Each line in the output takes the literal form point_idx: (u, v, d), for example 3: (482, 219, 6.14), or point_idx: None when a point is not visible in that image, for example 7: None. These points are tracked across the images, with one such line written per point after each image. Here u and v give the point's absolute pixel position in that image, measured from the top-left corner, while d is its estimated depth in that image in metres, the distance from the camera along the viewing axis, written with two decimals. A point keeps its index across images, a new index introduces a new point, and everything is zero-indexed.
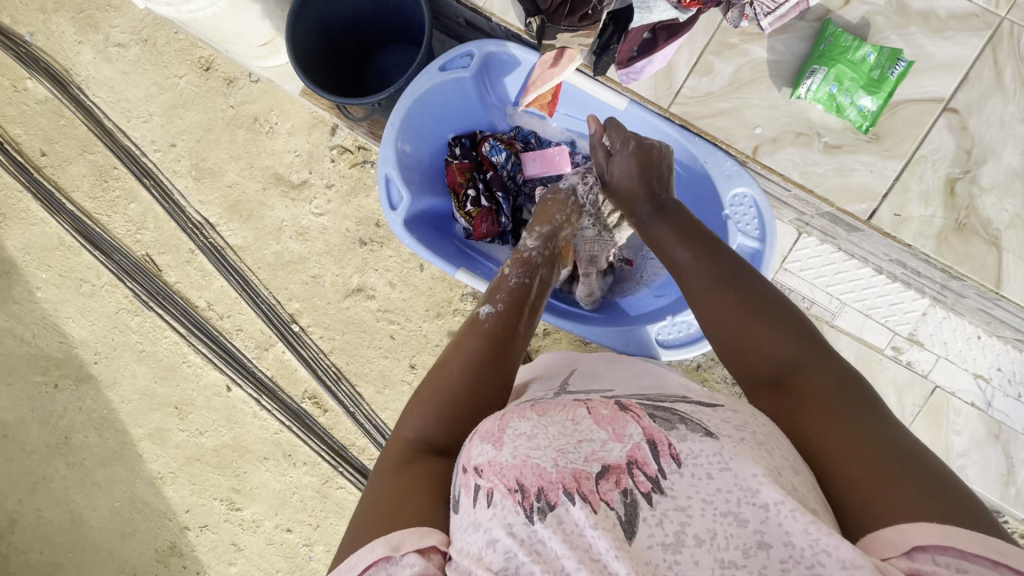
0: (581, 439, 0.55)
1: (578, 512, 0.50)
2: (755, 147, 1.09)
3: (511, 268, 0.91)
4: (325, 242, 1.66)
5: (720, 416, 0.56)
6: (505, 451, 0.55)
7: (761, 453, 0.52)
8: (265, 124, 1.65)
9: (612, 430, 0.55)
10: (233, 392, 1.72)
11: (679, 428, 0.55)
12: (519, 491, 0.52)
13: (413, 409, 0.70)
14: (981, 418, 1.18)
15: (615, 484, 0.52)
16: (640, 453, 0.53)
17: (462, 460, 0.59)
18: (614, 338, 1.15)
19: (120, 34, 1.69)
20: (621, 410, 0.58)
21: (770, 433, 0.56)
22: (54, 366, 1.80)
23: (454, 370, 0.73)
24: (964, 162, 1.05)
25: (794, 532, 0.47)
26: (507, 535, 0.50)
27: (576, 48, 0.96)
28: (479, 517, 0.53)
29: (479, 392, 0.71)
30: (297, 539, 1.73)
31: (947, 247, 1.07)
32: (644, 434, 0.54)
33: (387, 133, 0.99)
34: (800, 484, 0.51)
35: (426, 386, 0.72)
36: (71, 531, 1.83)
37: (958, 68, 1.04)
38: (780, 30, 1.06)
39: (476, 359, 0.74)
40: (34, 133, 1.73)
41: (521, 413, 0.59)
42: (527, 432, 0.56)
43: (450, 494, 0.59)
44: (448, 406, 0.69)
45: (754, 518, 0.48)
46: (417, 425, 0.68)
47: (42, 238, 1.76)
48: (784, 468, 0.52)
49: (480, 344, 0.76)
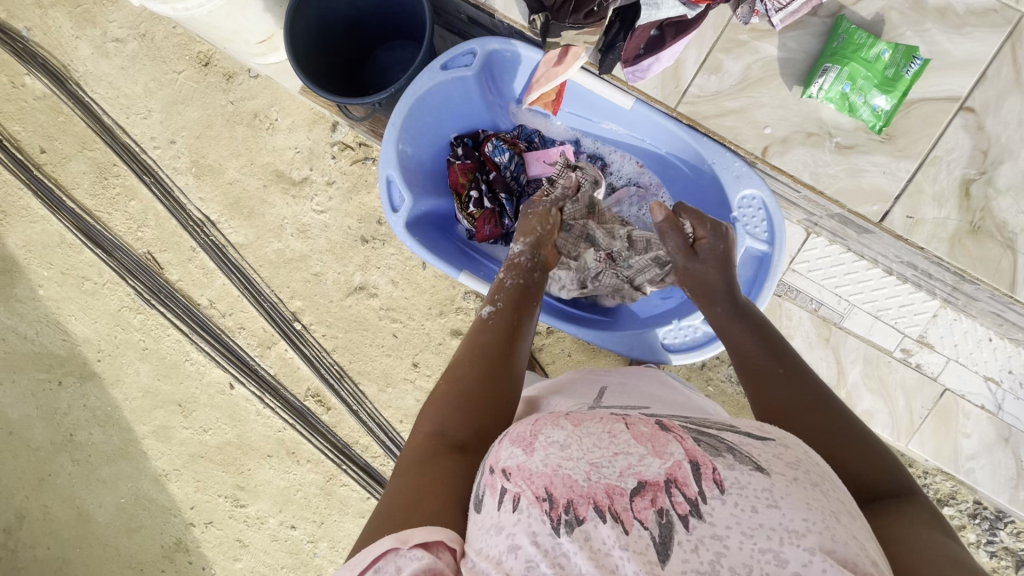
0: (617, 452, 0.54)
1: (607, 529, 0.49)
2: (765, 147, 1.07)
3: (505, 272, 0.89)
4: (327, 240, 1.64)
5: (772, 451, 0.54)
6: (537, 458, 0.55)
7: (816, 495, 0.50)
8: (265, 120, 1.63)
9: (652, 446, 0.55)
10: (236, 390, 1.72)
11: (725, 457, 0.53)
12: (548, 501, 0.51)
13: (431, 402, 0.71)
14: (991, 421, 1.16)
15: (650, 502, 0.50)
16: (680, 472, 0.52)
17: (490, 462, 0.59)
18: (619, 344, 1.12)
19: (117, 29, 1.67)
20: (663, 429, 0.57)
21: (825, 475, 0.54)
22: (58, 363, 1.80)
23: (467, 361, 0.75)
24: (980, 163, 1.03)
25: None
26: (531, 543, 0.49)
27: (582, 46, 0.90)
28: (503, 522, 0.52)
29: (490, 381, 0.72)
30: (301, 536, 1.74)
31: (961, 249, 1.04)
32: (686, 454, 0.53)
33: (388, 133, 0.97)
34: (858, 530, 0.49)
35: (441, 380, 0.74)
36: (77, 526, 1.84)
37: (975, 66, 1.01)
38: (791, 27, 1.03)
39: (485, 351, 0.76)
40: (33, 130, 1.72)
41: (556, 422, 0.59)
42: (560, 441, 0.56)
43: (473, 493, 0.59)
44: (458, 394, 0.70)
45: (796, 560, 0.45)
46: (435, 419, 0.68)
47: (44, 235, 1.75)
48: (841, 514, 0.49)
49: (491, 340, 0.78)
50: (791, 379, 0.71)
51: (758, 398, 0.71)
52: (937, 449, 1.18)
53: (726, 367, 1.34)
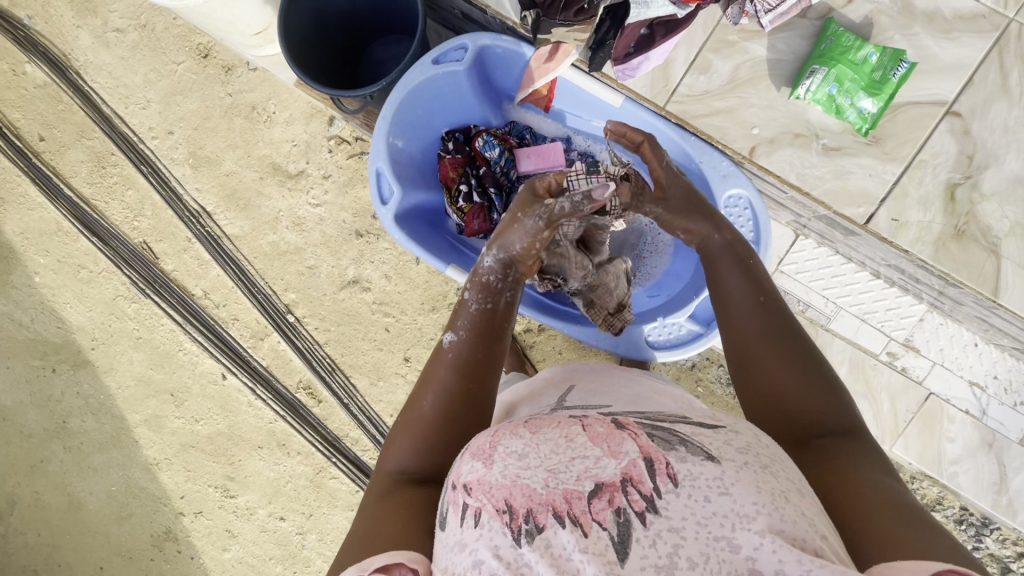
0: (574, 457, 0.54)
1: (566, 535, 0.50)
2: (752, 148, 1.07)
3: (470, 293, 0.81)
4: (321, 233, 1.65)
5: (722, 438, 0.55)
6: (495, 470, 0.55)
7: (766, 477, 0.52)
8: (263, 113, 1.64)
9: (607, 446, 0.55)
10: (228, 381, 1.73)
11: (677, 450, 0.53)
12: (508, 513, 0.51)
13: (395, 438, 0.72)
14: (975, 426, 1.17)
15: (608, 503, 0.51)
16: (635, 471, 0.52)
17: (452, 477, 0.59)
18: (605, 339, 1.13)
19: (118, 20, 1.68)
20: (618, 428, 0.57)
21: (776, 455, 0.55)
22: (52, 351, 1.81)
23: (427, 404, 0.72)
24: (966, 167, 1.03)
25: (787, 560, 0.45)
26: (494, 557, 0.50)
27: (572, 43, 0.93)
28: (466, 537, 0.52)
29: (452, 422, 0.70)
30: (290, 527, 1.75)
31: (946, 254, 1.06)
32: (640, 451, 0.53)
33: (379, 128, 0.98)
34: (807, 507, 0.51)
35: (403, 422, 0.73)
36: (68, 513, 1.85)
37: (963, 71, 1.01)
38: (781, 28, 1.03)
39: (445, 391, 0.72)
40: (33, 118, 1.73)
41: (514, 430, 0.59)
42: (518, 451, 0.56)
43: (439, 511, 0.59)
44: (421, 437, 0.69)
45: (747, 544, 0.47)
46: (398, 457, 0.69)
47: (41, 223, 1.76)
48: (790, 493, 0.51)
49: (451, 376, 0.73)
50: (766, 314, 0.73)
51: (732, 328, 0.74)
52: (921, 454, 1.19)
53: (715, 368, 1.34)
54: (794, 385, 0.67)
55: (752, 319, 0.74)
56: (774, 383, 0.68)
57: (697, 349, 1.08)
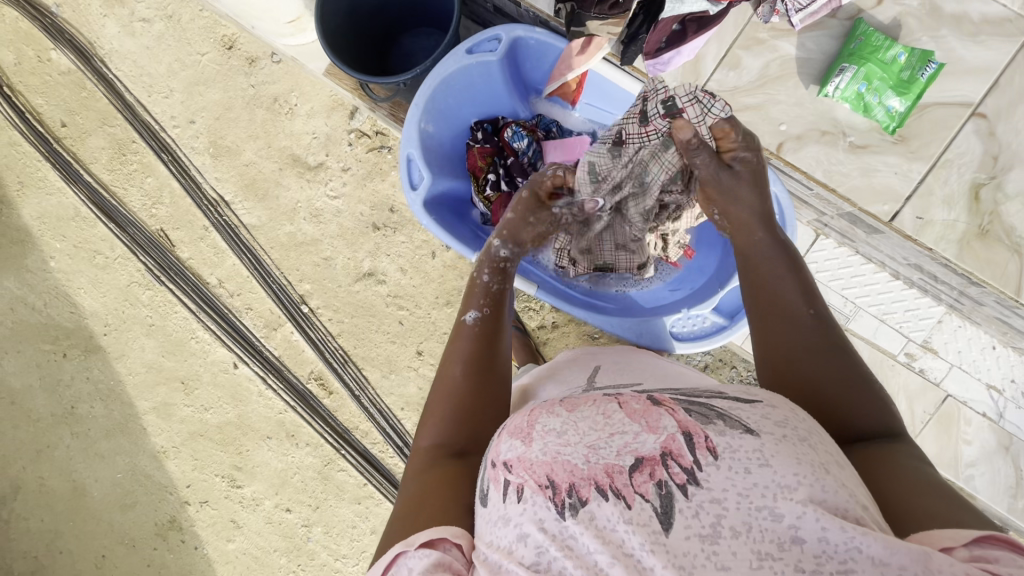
0: (612, 433, 0.55)
1: (610, 508, 0.50)
2: (779, 144, 1.08)
3: (484, 271, 0.89)
4: (338, 225, 1.66)
5: (760, 412, 0.55)
6: (535, 447, 0.56)
7: (804, 449, 0.52)
8: (285, 105, 1.66)
9: (646, 421, 0.55)
10: (239, 370, 1.73)
11: (716, 424, 0.54)
12: (551, 488, 0.53)
13: (426, 418, 0.74)
14: (992, 429, 1.17)
15: (650, 475, 0.51)
16: (674, 444, 0.52)
17: (491, 454, 0.60)
18: (628, 328, 1.15)
19: (145, 10, 1.70)
20: (655, 404, 0.58)
21: (813, 429, 0.56)
22: (64, 335, 1.81)
23: (457, 373, 0.75)
24: (990, 167, 1.04)
25: (830, 528, 0.46)
26: (539, 530, 0.51)
27: (605, 36, 0.96)
28: (510, 512, 0.54)
29: (482, 392, 0.73)
30: (296, 519, 1.74)
31: (969, 253, 1.06)
32: (679, 426, 0.54)
33: (412, 114, 1.00)
34: (847, 478, 0.51)
35: (432, 395, 0.75)
36: (72, 500, 1.84)
37: (989, 74, 1.03)
38: (811, 27, 1.05)
39: (474, 361, 0.76)
40: (56, 105, 1.75)
41: (550, 409, 0.60)
42: (556, 429, 0.57)
43: (478, 487, 0.60)
44: (455, 406, 0.72)
45: (790, 513, 0.47)
46: (433, 432, 0.71)
47: (59, 208, 1.77)
48: (831, 464, 0.51)
49: (470, 346, 0.78)
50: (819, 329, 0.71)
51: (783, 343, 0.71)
52: (937, 454, 1.19)
53: (729, 369, 1.35)
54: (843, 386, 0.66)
55: (795, 327, 0.71)
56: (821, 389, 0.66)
57: (716, 343, 1.12)
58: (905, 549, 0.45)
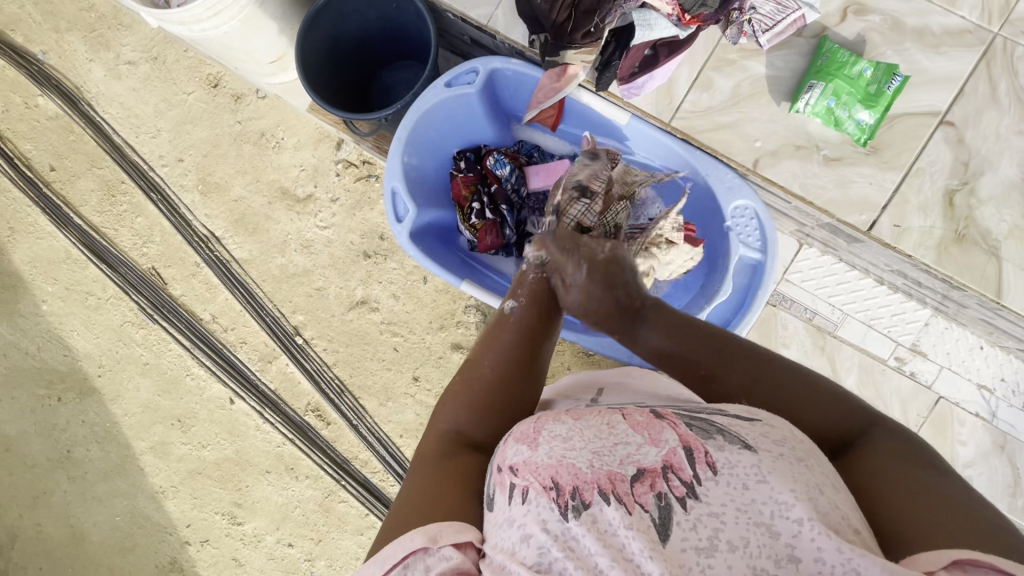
0: (616, 443, 0.56)
1: (612, 511, 0.50)
2: (755, 160, 1.10)
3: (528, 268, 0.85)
4: (330, 255, 1.67)
5: (758, 430, 0.56)
6: (541, 452, 0.56)
7: (801, 470, 0.52)
8: (272, 139, 1.68)
9: (648, 434, 0.56)
10: (236, 405, 1.72)
11: (716, 439, 0.54)
12: (555, 489, 0.52)
13: (447, 400, 0.70)
14: (986, 429, 1.18)
15: (650, 487, 0.52)
16: (675, 458, 0.53)
17: (497, 461, 0.60)
18: (618, 348, 1.18)
19: (130, 53, 1.73)
20: (657, 417, 0.59)
21: (812, 451, 0.56)
22: (58, 379, 1.80)
23: (487, 364, 0.72)
24: (962, 173, 1.06)
25: (826, 549, 0.46)
26: (543, 531, 0.50)
27: (580, 64, 1.01)
28: (514, 514, 0.53)
29: (511, 385, 0.71)
30: (299, 554, 1.72)
31: (947, 258, 1.07)
32: (680, 440, 0.55)
33: (394, 148, 1.01)
34: (840, 500, 0.51)
35: (458, 380, 0.72)
36: (70, 545, 1.82)
37: (954, 83, 1.06)
38: (778, 47, 1.08)
39: (507, 353, 0.73)
40: (44, 149, 1.76)
41: (556, 416, 0.60)
42: (563, 435, 0.57)
43: (484, 493, 0.59)
44: (480, 393, 0.69)
45: (786, 532, 0.47)
46: (453, 415, 0.68)
47: (49, 251, 1.78)
48: (826, 486, 0.51)
49: (513, 338, 0.76)
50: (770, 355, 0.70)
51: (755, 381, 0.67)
52: None
53: None
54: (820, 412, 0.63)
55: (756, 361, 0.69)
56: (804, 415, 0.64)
57: None
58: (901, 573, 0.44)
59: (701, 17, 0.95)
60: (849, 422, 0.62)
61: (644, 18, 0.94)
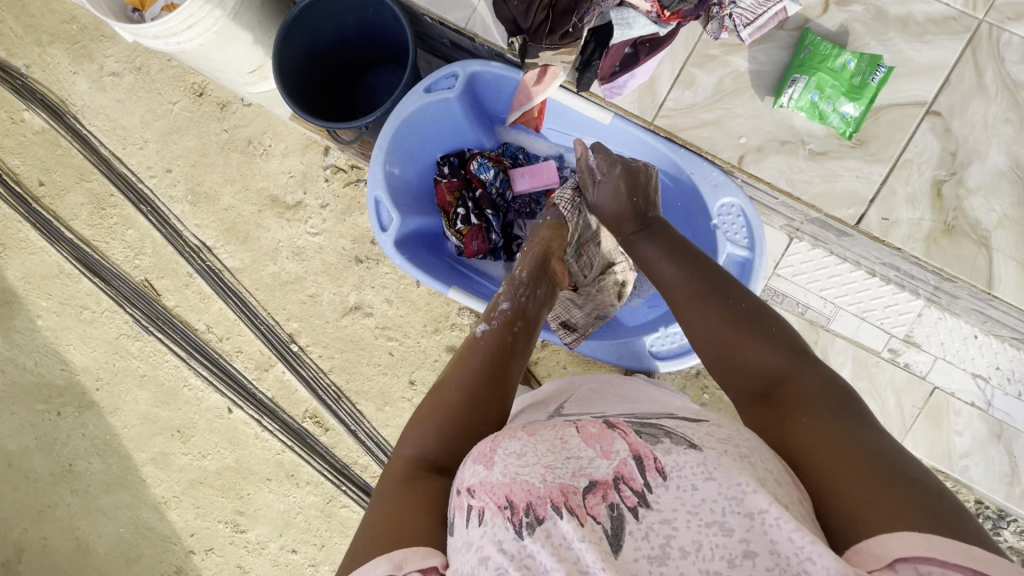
0: (568, 457, 0.55)
1: (565, 525, 0.50)
2: (740, 156, 1.09)
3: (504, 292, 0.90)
4: (321, 261, 1.66)
5: (704, 430, 0.57)
6: (496, 471, 0.55)
7: (746, 465, 0.52)
8: (259, 147, 1.67)
9: (600, 447, 0.56)
10: (234, 414, 1.72)
11: (664, 442, 0.55)
12: (509, 508, 0.51)
13: (414, 426, 0.70)
14: (981, 418, 1.18)
15: (602, 498, 0.52)
16: (626, 468, 0.53)
17: (457, 483, 0.59)
18: (610, 351, 1.19)
19: (114, 64, 1.71)
20: (609, 428, 0.58)
21: (755, 446, 0.55)
22: (57, 394, 1.81)
23: (453, 388, 0.72)
24: (950, 164, 1.05)
25: (778, 537, 0.46)
26: (498, 552, 0.49)
27: (560, 66, 1.00)
28: (472, 536, 0.52)
29: (475, 407, 0.70)
30: (303, 559, 1.73)
31: (936, 250, 1.06)
32: (630, 449, 0.55)
33: (376, 156, 1.01)
34: (791, 497, 0.51)
35: (426, 405, 0.72)
36: (77, 558, 1.83)
37: (939, 72, 1.04)
38: (760, 41, 1.07)
39: (475, 376, 0.73)
40: (32, 164, 1.75)
41: (512, 433, 0.59)
42: (516, 451, 0.56)
43: (447, 516, 0.58)
44: (445, 419, 0.68)
45: (740, 526, 0.48)
46: (417, 442, 0.67)
47: (42, 266, 1.77)
48: (767, 479, 0.51)
49: (479, 363, 0.75)
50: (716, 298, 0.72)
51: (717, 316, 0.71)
52: (930, 448, 1.20)
53: None
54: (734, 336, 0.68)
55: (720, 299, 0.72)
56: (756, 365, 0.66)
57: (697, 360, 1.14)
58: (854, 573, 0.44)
59: (681, 12, 0.94)
60: (772, 365, 0.65)
61: (622, 17, 0.93)
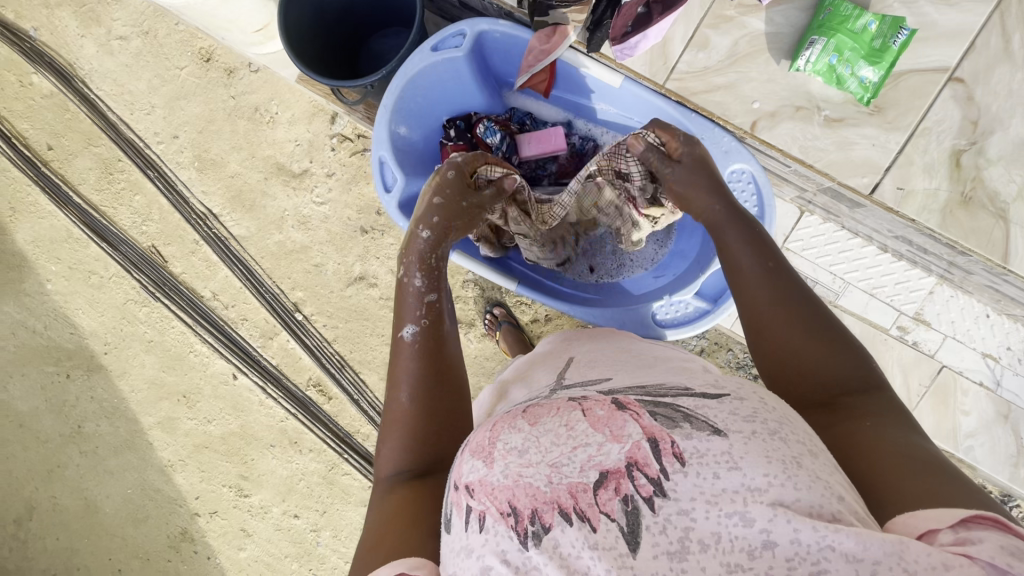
0: (575, 446, 0.52)
1: (574, 532, 0.48)
2: (754, 123, 1.07)
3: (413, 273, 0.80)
4: (327, 231, 1.66)
5: (728, 408, 0.52)
6: (496, 470, 0.53)
7: (775, 445, 0.49)
8: (266, 114, 1.66)
9: (610, 430, 0.52)
10: (239, 381, 1.74)
11: (683, 427, 0.51)
12: (512, 515, 0.50)
13: (382, 447, 0.69)
14: (990, 399, 1.17)
15: (615, 492, 0.49)
16: (640, 454, 0.50)
17: (454, 477, 0.57)
18: (610, 318, 1.18)
19: (122, 27, 1.70)
20: (619, 408, 0.54)
21: (784, 419, 0.52)
22: (66, 356, 1.83)
23: (404, 398, 0.69)
24: (970, 133, 1.03)
25: (802, 530, 0.43)
26: (502, 563, 0.49)
27: (570, 24, 0.99)
28: (473, 542, 0.51)
29: (438, 410, 0.68)
30: (305, 525, 1.76)
31: (952, 220, 1.04)
32: (644, 433, 0.51)
33: (381, 117, 1.00)
34: (822, 470, 0.48)
35: (386, 422, 0.70)
36: (86, 517, 1.87)
37: (964, 37, 1.01)
38: (778, 2, 1.03)
39: (420, 381, 0.70)
40: (41, 128, 1.75)
41: (513, 423, 0.57)
42: (518, 447, 0.54)
43: (444, 514, 0.58)
44: (408, 433, 0.67)
45: (761, 518, 0.44)
46: (391, 461, 0.67)
47: (52, 231, 1.78)
48: (803, 457, 0.48)
49: (416, 365, 0.71)
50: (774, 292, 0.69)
51: (767, 312, 0.68)
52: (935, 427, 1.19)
53: (725, 352, 1.34)
54: (793, 335, 0.65)
55: (782, 295, 0.69)
56: (825, 371, 0.62)
57: (706, 326, 1.13)
58: (877, 546, 0.42)
59: None
60: (835, 372, 0.62)
61: None
